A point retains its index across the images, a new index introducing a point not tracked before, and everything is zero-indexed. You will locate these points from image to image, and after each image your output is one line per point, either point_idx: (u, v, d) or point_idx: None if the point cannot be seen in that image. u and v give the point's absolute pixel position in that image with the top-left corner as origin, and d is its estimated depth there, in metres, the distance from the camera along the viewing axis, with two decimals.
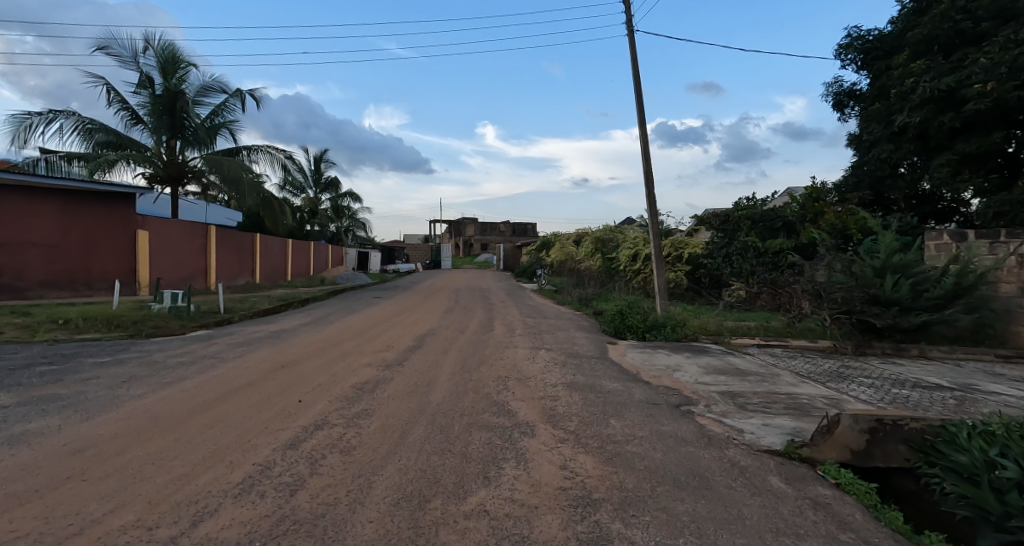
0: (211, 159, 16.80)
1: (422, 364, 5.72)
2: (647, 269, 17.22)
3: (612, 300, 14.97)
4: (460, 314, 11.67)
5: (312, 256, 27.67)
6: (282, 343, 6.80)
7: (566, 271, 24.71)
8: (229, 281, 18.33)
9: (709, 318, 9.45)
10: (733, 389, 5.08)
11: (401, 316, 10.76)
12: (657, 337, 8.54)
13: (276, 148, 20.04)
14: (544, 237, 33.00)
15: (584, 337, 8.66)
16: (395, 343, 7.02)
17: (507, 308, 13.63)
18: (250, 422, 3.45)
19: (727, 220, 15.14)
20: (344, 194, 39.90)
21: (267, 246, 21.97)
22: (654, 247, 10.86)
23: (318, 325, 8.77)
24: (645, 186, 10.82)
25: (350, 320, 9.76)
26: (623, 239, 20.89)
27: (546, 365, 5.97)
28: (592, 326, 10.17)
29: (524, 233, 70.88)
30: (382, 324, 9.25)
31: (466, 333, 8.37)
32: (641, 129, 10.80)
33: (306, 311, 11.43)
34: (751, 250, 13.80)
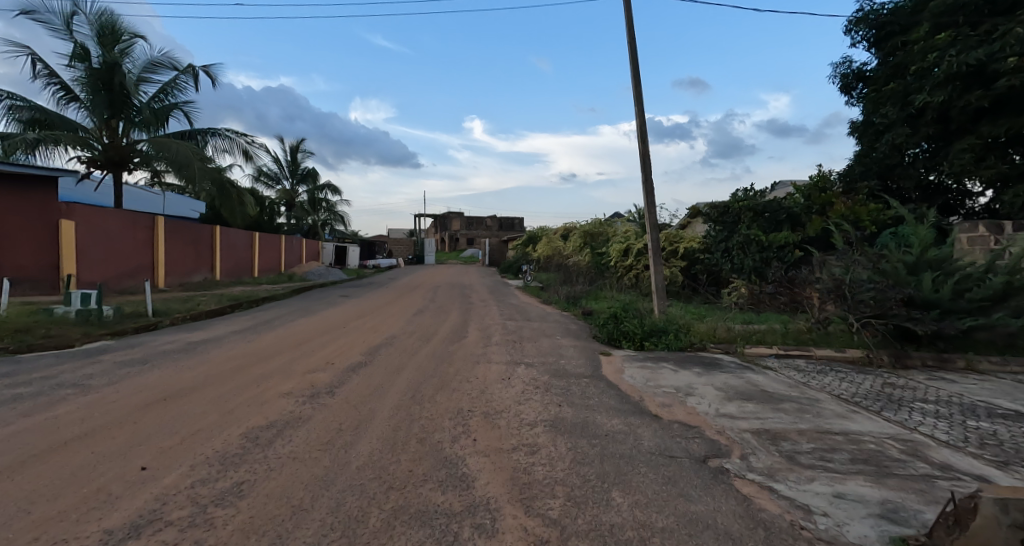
0: (158, 142, 15.11)
1: (360, 391, 4.33)
2: (640, 265, 16.05)
3: (603, 299, 13.74)
4: (432, 316, 10.29)
5: (282, 250, 25.98)
6: (192, 359, 5.36)
7: (553, 267, 23.44)
8: (182, 278, 16.71)
9: (715, 322, 8.21)
10: (772, 428, 3.80)
11: (363, 319, 9.35)
12: (657, 345, 7.25)
13: (236, 132, 18.29)
14: (530, 232, 31.65)
15: (571, 345, 7.35)
16: (337, 358, 5.63)
17: (487, 308, 12.29)
18: (13, 526, 2.04)
19: (726, 212, 13.99)
20: (322, 186, 38.09)
21: (230, 240, 20.31)
22: (651, 240, 9.62)
23: (254, 333, 7.32)
24: (641, 172, 9.53)
25: (298, 325, 8.31)
26: (614, 233, 19.67)
27: (523, 390, 4.65)
28: (581, 331, 8.90)
29: (511, 227, 69.46)
30: (334, 331, 7.82)
31: (432, 342, 7.00)
32: (638, 106, 9.51)
33: (254, 314, 9.95)
34: (753, 244, 12.63)
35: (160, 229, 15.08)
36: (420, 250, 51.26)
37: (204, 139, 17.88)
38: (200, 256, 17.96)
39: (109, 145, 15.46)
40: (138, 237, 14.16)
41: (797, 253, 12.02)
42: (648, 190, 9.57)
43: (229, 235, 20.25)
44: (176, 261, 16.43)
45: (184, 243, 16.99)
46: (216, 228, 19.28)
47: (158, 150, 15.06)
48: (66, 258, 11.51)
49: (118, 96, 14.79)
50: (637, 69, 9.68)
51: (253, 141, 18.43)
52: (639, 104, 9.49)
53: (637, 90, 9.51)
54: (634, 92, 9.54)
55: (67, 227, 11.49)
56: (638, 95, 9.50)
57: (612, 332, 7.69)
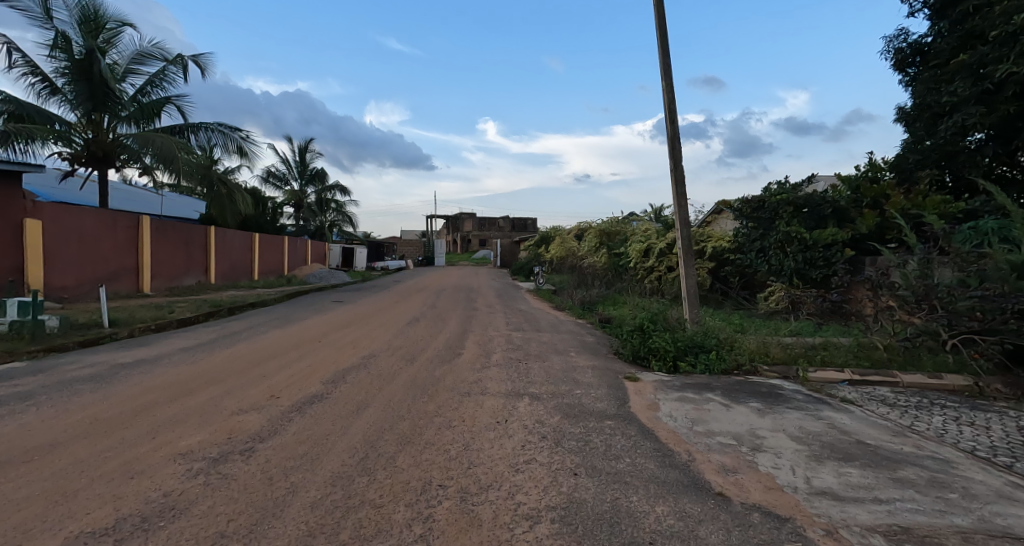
0: (142, 136, 14.21)
1: (290, 449, 3.03)
2: (662, 266, 14.64)
3: (622, 306, 12.37)
4: (427, 326, 9.00)
5: (284, 252, 25.07)
6: (95, 391, 4.13)
7: (567, 269, 22.07)
8: (171, 281, 15.79)
9: (761, 335, 6.78)
10: (914, 525, 2.39)
11: (345, 330, 8.08)
12: (694, 367, 5.84)
13: (229, 126, 17.29)
14: (543, 232, 30.24)
15: (589, 367, 5.98)
16: (284, 389, 4.34)
17: (491, 316, 10.96)
18: None
19: (760, 207, 12.45)
20: (329, 186, 37.26)
21: (224, 241, 19.37)
22: (680, 237, 8.22)
23: (206, 350, 6.11)
24: (670, 158, 8.15)
25: (267, 339, 7.10)
26: (632, 232, 18.22)
27: (523, 445, 3.32)
28: (599, 346, 7.51)
29: (523, 228, 68.14)
30: (304, 346, 6.55)
31: (416, 363, 5.69)
32: (666, 81, 8.11)
33: (226, 324, 8.80)
34: (794, 242, 11.11)
35: (145, 228, 14.27)
36: (431, 251, 50.23)
37: (194, 134, 16.90)
38: (191, 258, 17.04)
39: (93, 140, 14.63)
40: (119, 237, 13.36)
41: (847, 253, 10.46)
42: (678, 179, 8.17)
43: (224, 236, 19.33)
44: (165, 263, 15.53)
45: (173, 244, 16.06)
46: (210, 229, 18.35)
47: (141, 144, 14.14)
48: (32, 259, 10.69)
49: (99, 88, 13.96)
50: (663, 38, 8.35)
51: (247, 136, 17.38)
52: (667, 77, 8.09)
53: (666, 60, 8.11)
54: (661, 63, 8.16)
55: (33, 226, 10.73)
56: (666, 66, 8.09)
57: (639, 351, 6.31)
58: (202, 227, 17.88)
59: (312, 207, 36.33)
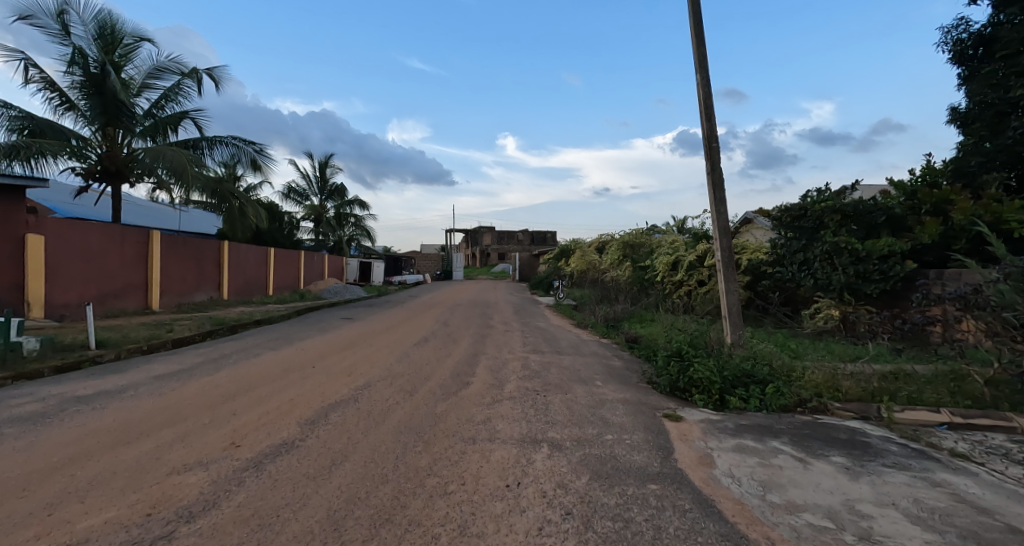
0: (153, 150, 13.81)
1: (220, 539, 2.20)
2: (692, 280, 13.65)
3: (653, 325, 11.36)
4: (436, 347, 8.20)
5: (300, 267, 24.79)
6: (24, 436, 3.41)
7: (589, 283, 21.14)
8: (181, 297, 15.44)
9: (821, 361, 5.79)
10: None
11: (344, 353, 7.33)
12: (746, 402, 4.87)
13: (243, 139, 17.05)
14: (562, 245, 29.34)
15: (619, 401, 5.07)
16: (250, 435, 3.55)
17: (506, 336, 10.12)
18: None
19: (802, 216, 11.37)
20: (348, 201, 37.29)
21: (238, 256, 19.08)
22: (720, 248, 7.30)
23: (183, 378, 5.41)
24: (707, 161, 7.26)
25: (256, 364, 6.37)
26: (658, 244, 17.21)
27: (539, 529, 2.43)
28: (628, 373, 6.58)
29: (542, 241, 67.44)
30: (293, 374, 5.80)
31: (416, 397, 4.86)
32: (701, 75, 7.25)
33: (220, 345, 8.15)
34: (844, 253, 10.08)
35: (155, 243, 13.95)
36: (449, 266, 49.83)
37: (208, 147, 16.69)
38: (202, 273, 16.73)
39: (107, 155, 14.44)
40: (128, 253, 13.04)
41: (909, 266, 9.31)
42: (717, 182, 7.27)
43: (237, 251, 19.05)
44: (174, 278, 15.20)
45: (184, 260, 15.76)
46: (223, 243, 18.06)
47: (152, 159, 13.72)
48: (33, 276, 10.34)
49: (113, 102, 13.78)
50: (696, 28, 7.56)
51: (261, 149, 17.17)
52: (703, 69, 7.24)
53: (701, 50, 7.29)
54: (695, 54, 7.36)
55: (35, 242, 10.41)
56: (702, 57, 7.26)
57: (679, 381, 5.37)
58: (215, 242, 17.61)
59: (330, 222, 36.32)
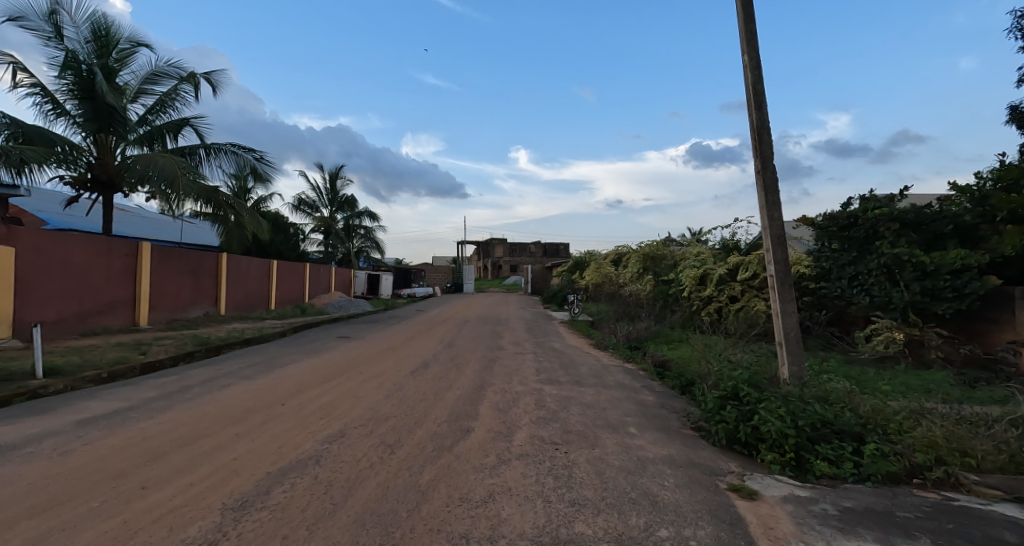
0: (144, 157, 13.02)
1: None
2: (722, 297, 12.56)
3: (684, 349, 10.13)
4: (435, 376, 7.07)
5: (304, 281, 24.04)
6: None
7: (607, 298, 19.98)
8: (173, 312, 14.60)
9: (916, 406, 4.56)
10: None
11: (326, 385, 6.24)
12: (835, 466, 3.67)
13: (243, 146, 16.33)
14: (577, 257, 28.06)
15: (662, 461, 3.90)
16: (142, 532, 2.45)
17: (518, 360, 8.95)
18: None
19: (852, 224, 10.11)
20: (358, 213, 36.70)
21: (238, 269, 18.35)
22: (773, 262, 6.09)
23: (114, 422, 4.34)
24: (758, 159, 6.11)
25: (216, 401, 5.30)
26: (681, 255, 15.97)
27: None
28: (667, 415, 5.36)
29: (555, 253, 66.24)
30: (254, 416, 4.71)
31: (398, 456, 3.73)
32: (751, 56, 6.12)
33: (190, 372, 7.14)
34: (907, 266, 8.83)
35: (145, 257, 13.16)
36: (460, 278, 48.89)
37: (206, 155, 15.95)
38: (198, 288, 15.93)
39: (97, 164, 13.69)
40: (115, 267, 12.23)
41: (989, 282, 8.03)
42: (770, 182, 6.08)
43: (236, 264, 18.26)
44: (167, 293, 14.41)
45: (179, 273, 14.98)
46: (222, 256, 17.29)
47: (143, 166, 12.91)
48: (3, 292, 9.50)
49: (104, 107, 13.00)
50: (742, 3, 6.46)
51: (261, 156, 16.41)
52: (753, 48, 6.11)
53: (750, 27, 6.17)
54: (740, 32, 6.26)
55: (8, 255, 9.60)
56: (749, 35, 6.14)
57: (739, 432, 4.18)
58: (213, 254, 16.83)
59: (339, 234, 35.68)
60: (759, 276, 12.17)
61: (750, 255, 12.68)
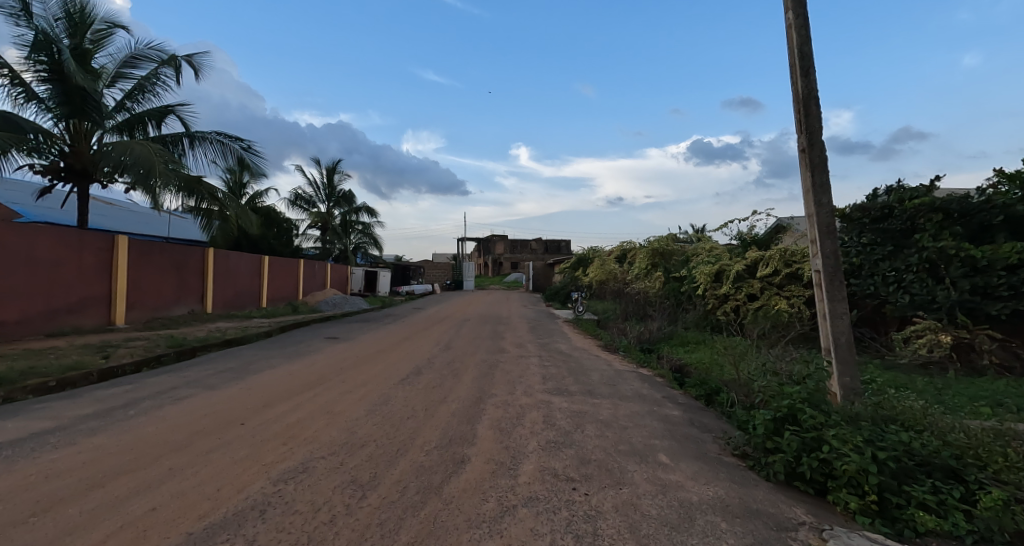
0: (120, 144, 12.12)
1: None
2: (740, 295, 11.71)
3: (703, 353, 9.27)
4: (428, 386, 6.20)
5: (298, 278, 23.21)
6: None
7: (613, 296, 19.12)
8: (154, 311, 13.75)
9: (1015, 431, 3.70)
10: None
11: (299, 398, 5.38)
12: (939, 518, 2.83)
13: (229, 135, 15.46)
14: (580, 253, 27.18)
15: (712, 507, 3.03)
16: None
17: (521, 365, 8.08)
18: None
19: (887, 215, 9.25)
20: (356, 208, 35.87)
21: (226, 265, 17.48)
22: (820, 255, 5.20)
23: (19, 452, 3.46)
24: (803, 136, 5.22)
25: (162, 419, 4.42)
26: (693, 251, 15.11)
27: None
28: (701, 438, 4.49)
29: (557, 251, 65.38)
30: (202, 442, 3.84)
31: (371, 504, 2.87)
32: (797, 13, 5.21)
33: (150, 379, 6.27)
34: (954, 262, 7.97)
35: (122, 251, 12.33)
36: (460, 275, 48.10)
37: (189, 144, 15.08)
38: (183, 285, 15.09)
39: (71, 152, 12.83)
40: (88, 262, 11.38)
41: None
42: (818, 162, 5.18)
43: (224, 260, 17.41)
44: (147, 291, 13.55)
45: (161, 269, 14.13)
46: (210, 251, 16.43)
47: (118, 154, 11.98)
48: None
49: (77, 91, 12.08)
50: None
51: (249, 146, 15.58)
52: (800, 4, 5.21)
53: None
54: None
55: None
56: None
57: (805, 468, 3.31)
58: (199, 250, 15.98)
59: (337, 230, 34.86)
60: (781, 273, 11.31)
61: (770, 250, 11.82)
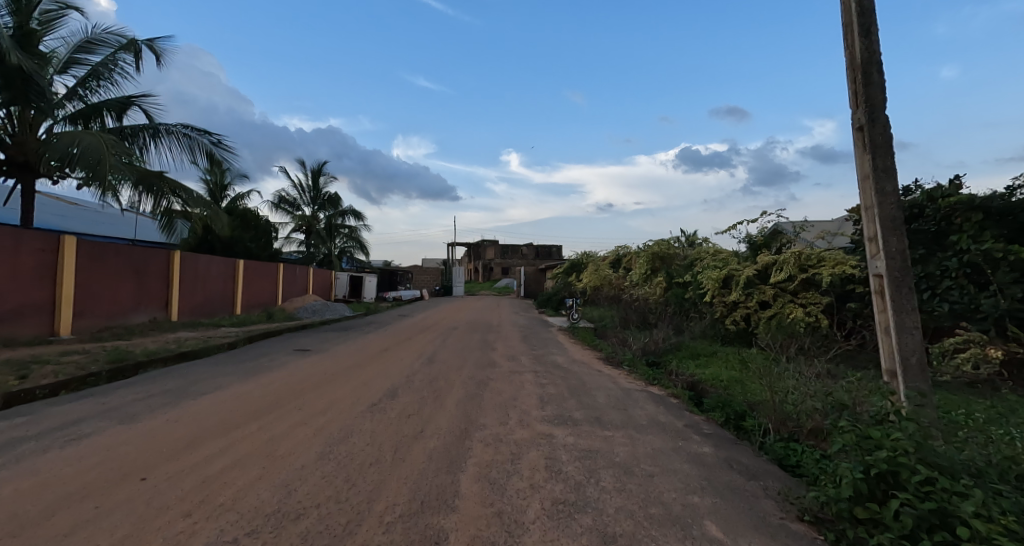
0: (67, 134, 10.83)
1: None
2: (752, 302, 10.79)
3: (717, 367, 8.32)
4: (402, 414, 5.09)
5: (275, 283, 21.91)
6: None
7: (610, 302, 18.13)
8: (107, 319, 12.46)
9: None
10: None
11: (236, 434, 4.24)
12: None
13: (196, 128, 14.33)
14: (573, 258, 26.22)
15: None
16: None
17: (515, 384, 7.01)
18: None
19: (917, 215, 8.37)
20: (341, 211, 34.62)
21: (194, 269, 16.19)
22: (885, 255, 4.19)
23: None
24: (862, 110, 4.24)
25: (31, 473, 3.27)
26: (696, 255, 14.18)
27: None
28: (752, 494, 3.44)
29: (548, 255, 64.53)
30: (66, 516, 2.70)
31: None
32: None
33: (58, 407, 5.09)
34: (1001, 266, 7.08)
35: (69, 252, 11.11)
36: (450, 279, 47.15)
37: (153, 137, 13.88)
38: (144, 290, 13.85)
39: (13, 143, 11.55)
40: (25, 264, 10.13)
41: None
42: (881, 140, 4.17)
43: (193, 264, 16.18)
44: (99, 297, 12.31)
45: (117, 273, 12.90)
46: (175, 254, 15.15)
47: (64, 144, 10.69)
48: None
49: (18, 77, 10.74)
50: None
51: (219, 140, 14.48)
52: None
53: None
54: None
55: None
56: None
57: None
58: (163, 252, 14.75)
59: (321, 233, 33.67)
60: (795, 279, 10.43)
61: (783, 254, 10.95)
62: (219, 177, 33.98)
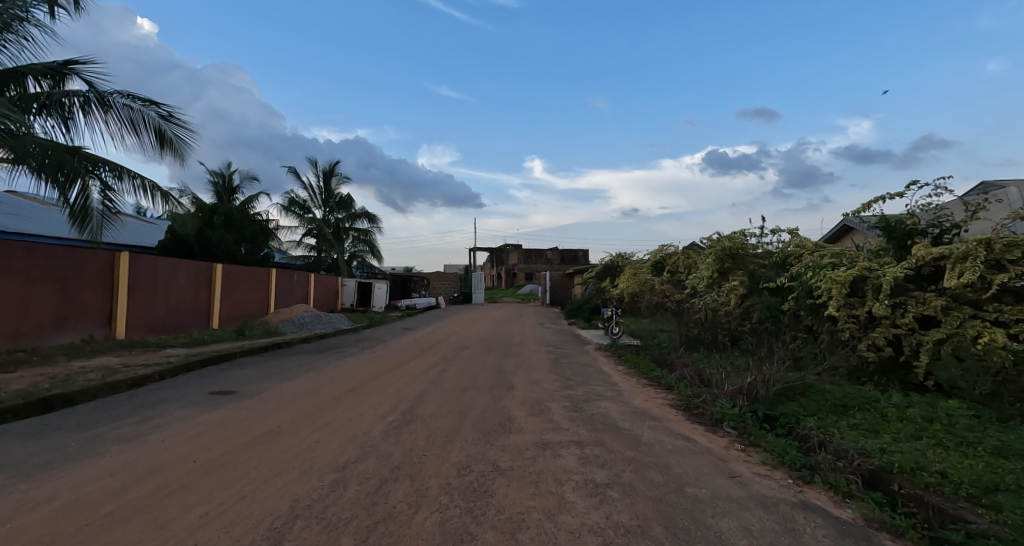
0: None
1: None
2: (906, 317, 6.96)
3: (906, 441, 4.61)
4: None
5: (263, 292, 18.96)
6: None
7: (657, 314, 14.42)
8: (9, 340, 9.70)
9: None
10: None
11: None
12: None
13: (141, 98, 11.54)
14: (607, 262, 22.45)
15: None
16: None
17: (547, 495, 3.51)
18: None
19: None
20: (352, 214, 31.83)
21: (150, 275, 13.30)
22: None
23: None
24: None
25: None
26: (789, 252, 10.33)
27: None
28: None
29: (575, 261, 60.95)
30: None
31: None
32: None
33: None
34: None
35: None
36: (471, 286, 44.12)
37: (83, 107, 11.01)
38: (73, 301, 11.01)
39: None
40: None
41: None
42: None
43: (150, 268, 13.32)
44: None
45: (29, 280, 10.07)
46: (123, 255, 12.27)
47: None
48: None
49: None
50: None
51: (169, 112, 11.66)
52: None
53: None
54: None
55: None
56: None
57: None
58: (105, 254, 11.89)
59: (330, 238, 31.02)
60: (984, 282, 6.58)
61: (955, 244, 7.08)
62: (227, 179, 31.83)
